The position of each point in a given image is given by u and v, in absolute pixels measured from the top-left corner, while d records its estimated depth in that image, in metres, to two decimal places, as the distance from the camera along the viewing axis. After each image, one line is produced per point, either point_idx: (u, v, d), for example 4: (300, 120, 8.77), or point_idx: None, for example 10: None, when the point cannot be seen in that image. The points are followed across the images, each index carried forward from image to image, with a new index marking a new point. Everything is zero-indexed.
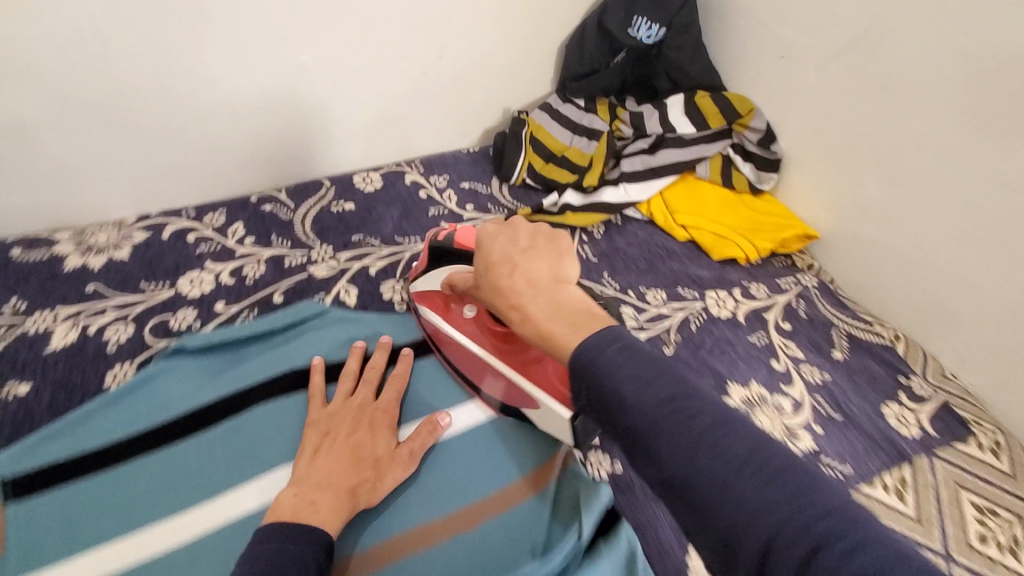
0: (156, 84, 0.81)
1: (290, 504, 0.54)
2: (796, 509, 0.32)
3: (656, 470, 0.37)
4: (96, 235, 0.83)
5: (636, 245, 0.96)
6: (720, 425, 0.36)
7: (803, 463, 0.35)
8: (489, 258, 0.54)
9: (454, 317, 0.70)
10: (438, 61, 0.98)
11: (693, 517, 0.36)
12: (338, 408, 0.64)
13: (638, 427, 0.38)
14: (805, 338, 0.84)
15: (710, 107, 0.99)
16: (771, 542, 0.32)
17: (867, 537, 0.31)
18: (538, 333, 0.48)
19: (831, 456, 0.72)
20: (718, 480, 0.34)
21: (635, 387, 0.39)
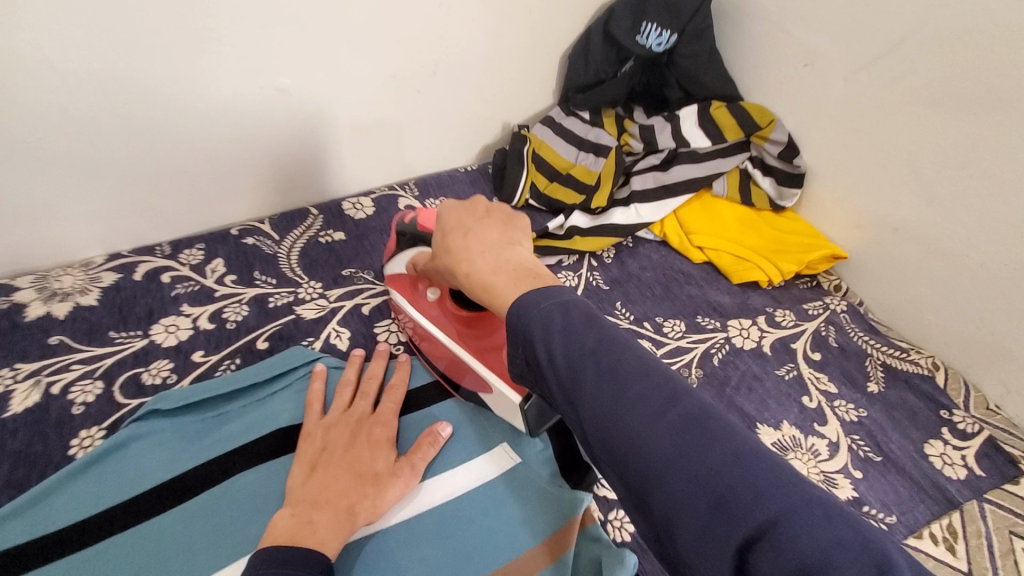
0: (121, 114, 0.73)
1: (286, 524, 0.51)
2: (695, 449, 0.35)
3: (580, 421, 0.40)
4: (61, 279, 0.76)
5: (649, 268, 0.89)
6: (637, 374, 0.39)
7: (714, 415, 0.37)
8: (445, 226, 0.56)
9: (419, 299, 0.70)
10: (432, 77, 0.91)
11: (608, 459, 0.38)
12: (334, 421, 0.62)
13: (564, 378, 0.40)
14: (836, 368, 0.78)
15: (726, 120, 0.93)
16: (668, 476, 0.34)
17: (754, 471, 0.33)
18: (480, 286, 0.50)
19: (874, 505, 0.64)
20: (635, 432, 0.36)
21: (564, 339, 0.41)
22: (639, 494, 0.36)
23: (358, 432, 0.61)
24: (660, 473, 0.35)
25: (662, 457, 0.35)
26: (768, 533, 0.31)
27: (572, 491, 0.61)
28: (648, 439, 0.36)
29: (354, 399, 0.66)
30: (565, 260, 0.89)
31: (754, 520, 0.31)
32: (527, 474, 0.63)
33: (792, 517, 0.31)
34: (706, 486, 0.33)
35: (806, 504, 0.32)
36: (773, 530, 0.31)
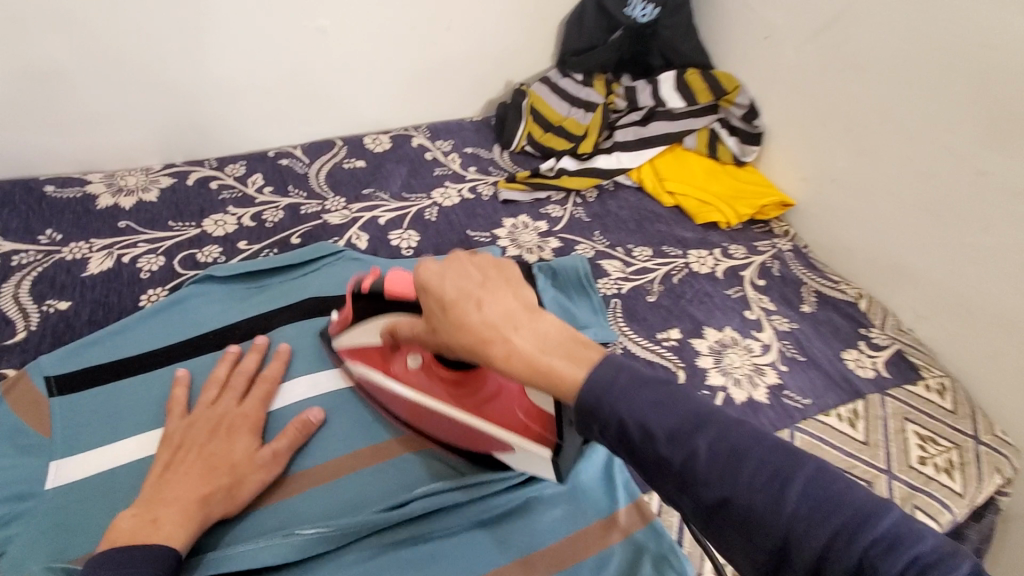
0: (188, 38, 0.88)
1: (129, 524, 0.51)
2: (828, 509, 0.35)
3: (694, 498, 0.39)
4: (126, 179, 0.89)
5: (627, 208, 1.03)
6: (744, 440, 0.39)
7: (825, 466, 0.37)
8: (442, 295, 0.48)
9: (396, 369, 0.66)
10: (447, 32, 1.06)
11: (733, 532, 0.38)
12: (197, 417, 0.61)
13: (672, 462, 0.39)
14: (776, 293, 0.92)
15: (698, 85, 1.07)
16: (807, 541, 0.35)
17: (889, 521, 0.34)
18: (530, 369, 0.44)
19: (793, 390, 0.79)
20: (762, 501, 0.36)
21: (660, 419, 0.40)
22: (778, 567, 0.36)
23: (220, 425, 0.60)
24: (799, 544, 0.35)
25: (797, 524, 0.35)
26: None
27: None
28: (778, 510, 0.36)
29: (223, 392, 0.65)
30: (553, 197, 1.03)
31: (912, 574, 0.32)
32: None
33: (942, 563, 0.32)
34: (851, 551, 0.34)
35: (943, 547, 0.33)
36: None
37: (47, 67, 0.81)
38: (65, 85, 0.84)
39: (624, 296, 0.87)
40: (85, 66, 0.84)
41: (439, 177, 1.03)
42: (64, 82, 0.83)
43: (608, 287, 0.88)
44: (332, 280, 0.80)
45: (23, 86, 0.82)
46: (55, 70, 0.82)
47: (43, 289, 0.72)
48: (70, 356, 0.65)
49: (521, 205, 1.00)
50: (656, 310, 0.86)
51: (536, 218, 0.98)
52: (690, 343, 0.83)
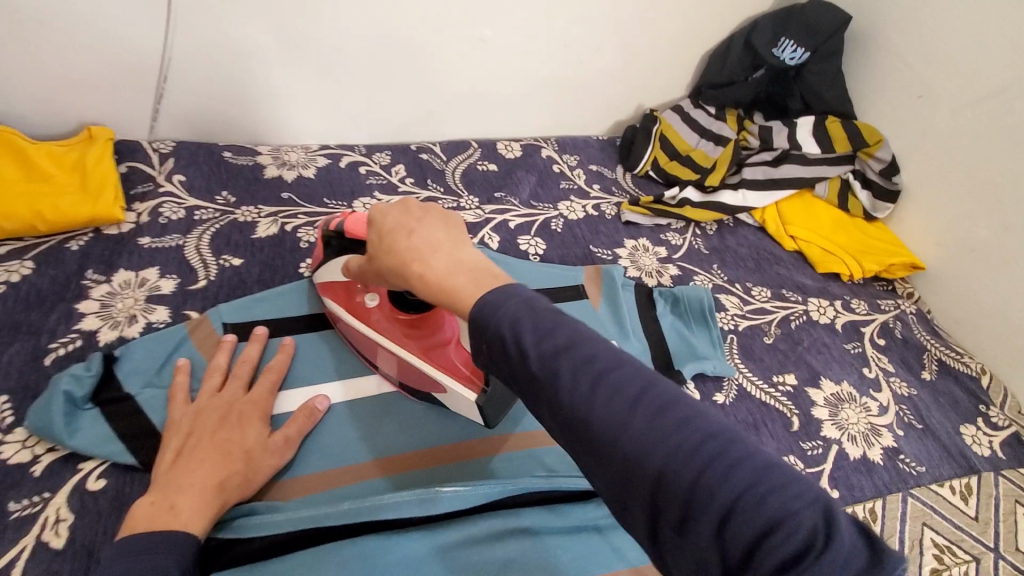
0: (365, 34, 0.95)
1: (146, 511, 0.50)
2: (674, 435, 0.33)
3: (557, 419, 0.37)
4: (289, 154, 0.97)
5: (746, 246, 1.03)
6: (611, 365, 0.36)
7: (687, 397, 0.35)
8: (382, 226, 0.50)
9: (356, 305, 0.71)
10: (594, 53, 1.11)
11: (590, 455, 0.35)
12: (203, 405, 0.60)
13: (539, 382, 0.37)
14: (896, 354, 0.91)
15: (839, 132, 1.07)
16: (651, 463, 0.32)
17: (738, 455, 0.32)
18: (438, 290, 0.44)
19: (909, 456, 0.78)
20: (614, 421, 0.34)
21: (534, 336, 0.38)
22: (623, 493, 0.34)
23: (229, 411, 0.60)
24: (647, 465, 0.33)
25: (644, 446, 0.33)
26: (751, 506, 0.30)
27: None
28: (627, 431, 0.34)
29: (226, 382, 0.64)
30: (673, 224, 1.04)
31: (742, 497, 0.30)
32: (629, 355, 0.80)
33: (776, 491, 0.30)
34: (696, 475, 0.31)
35: (780, 476, 0.31)
36: (757, 505, 0.30)
37: (246, 45, 0.90)
38: (257, 62, 0.92)
39: (741, 333, 0.88)
40: (275, 50, 0.92)
41: (565, 189, 1.06)
42: (251, 61, 0.92)
43: (726, 322, 0.89)
44: None
45: (222, 60, 0.90)
46: (249, 49, 0.90)
47: (220, 245, 0.80)
48: (244, 309, 0.73)
49: (642, 229, 1.02)
50: (772, 352, 0.86)
51: (656, 243, 1.00)
52: (806, 391, 0.82)
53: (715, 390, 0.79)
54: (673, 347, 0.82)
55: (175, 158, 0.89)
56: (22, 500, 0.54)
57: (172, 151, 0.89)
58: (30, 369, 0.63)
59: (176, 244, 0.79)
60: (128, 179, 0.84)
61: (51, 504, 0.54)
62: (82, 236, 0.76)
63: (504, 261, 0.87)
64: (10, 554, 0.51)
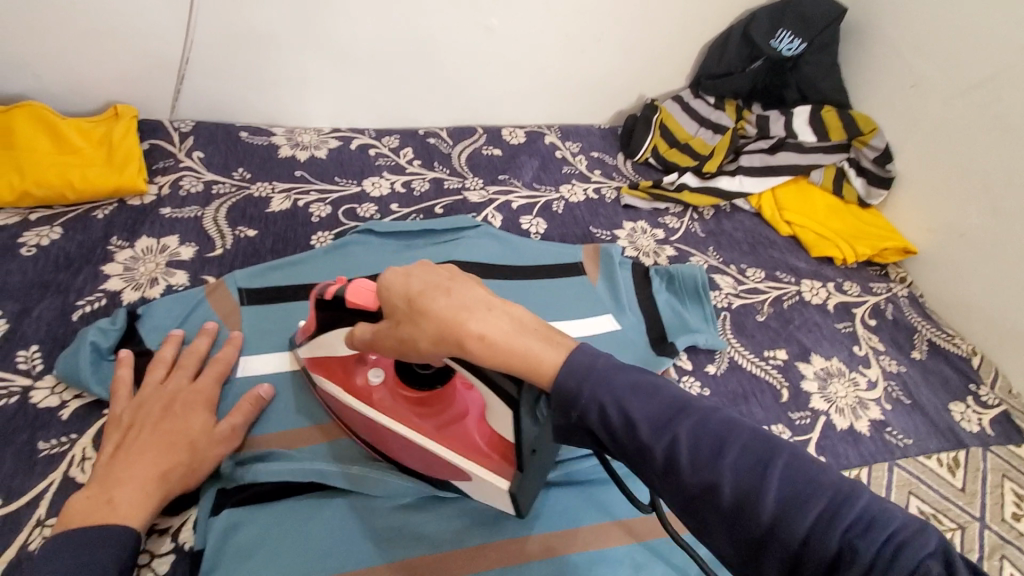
0: (377, 22, 0.99)
1: (82, 506, 0.50)
2: (800, 494, 0.36)
3: (679, 486, 0.40)
4: (303, 136, 1.01)
5: (742, 230, 1.06)
6: (722, 428, 0.40)
7: (799, 454, 0.38)
8: (408, 291, 0.48)
9: (353, 384, 0.62)
10: (597, 43, 1.14)
11: (719, 521, 0.38)
12: (146, 397, 0.59)
13: (655, 452, 0.40)
14: (887, 334, 0.94)
15: (834, 121, 1.11)
16: (789, 522, 0.36)
17: (863, 507, 0.35)
18: (508, 351, 0.45)
19: (896, 429, 0.81)
20: (741, 488, 0.37)
21: (643, 408, 0.41)
22: (758, 556, 0.37)
23: (172, 402, 0.59)
24: (783, 525, 0.36)
25: (776, 507, 0.36)
26: (888, 555, 0.33)
27: (655, 356, 0.80)
28: (756, 493, 0.37)
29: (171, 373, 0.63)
30: (671, 208, 1.07)
31: (881, 549, 0.34)
32: (625, 328, 0.83)
33: (901, 537, 0.34)
34: (830, 534, 0.35)
35: (902, 523, 0.34)
36: (891, 552, 0.33)
37: (263, 30, 0.94)
38: (275, 49, 0.97)
39: (734, 310, 0.91)
40: (291, 36, 0.96)
41: (566, 174, 1.09)
42: (269, 46, 0.96)
43: (719, 300, 0.91)
44: (472, 251, 0.87)
45: (242, 45, 0.95)
46: (268, 35, 0.95)
47: (236, 217, 0.85)
48: (259, 275, 0.76)
49: (640, 212, 1.05)
50: (765, 329, 0.89)
51: (654, 225, 1.03)
52: (796, 365, 0.85)
53: (708, 362, 0.82)
54: (665, 321, 0.85)
55: (194, 137, 0.93)
56: (51, 439, 0.58)
57: (192, 130, 0.94)
58: (58, 324, 0.67)
59: (194, 215, 0.83)
60: (150, 156, 0.89)
61: (78, 444, 0.58)
62: (107, 206, 0.81)
63: (506, 238, 0.91)
64: (40, 487, 0.55)
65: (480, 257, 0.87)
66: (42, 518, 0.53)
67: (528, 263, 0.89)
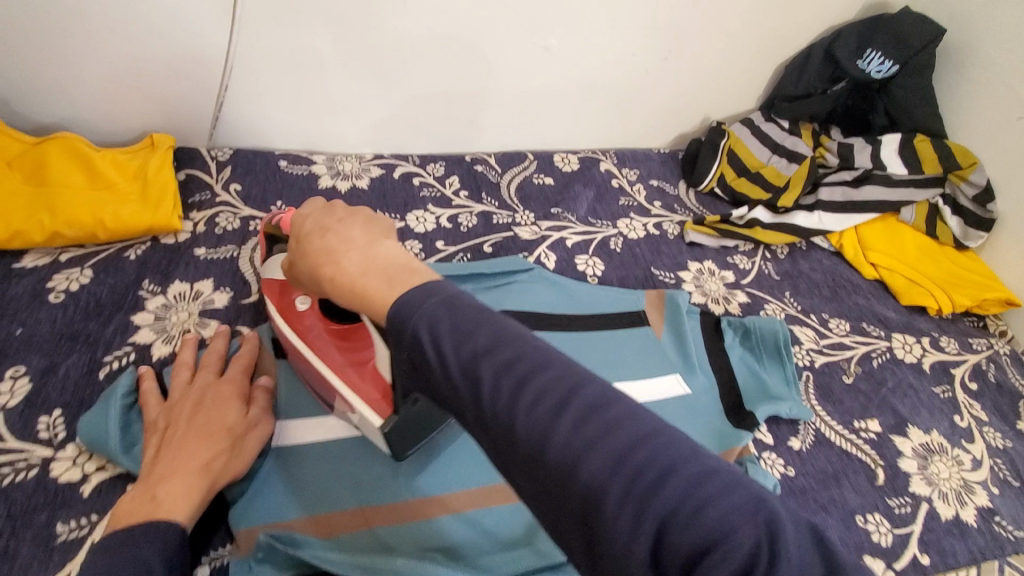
0: (426, 42, 0.92)
1: (129, 505, 0.48)
2: (603, 440, 0.30)
3: (485, 431, 0.34)
4: (344, 164, 0.95)
5: (820, 272, 0.96)
6: (537, 363, 0.34)
7: (619, 396, 0.33)
8: (300, 229, 0.49)
9: (287, 308, 0.65)
10: (660, 62, 1.05)
11: (519, 470, 0.33)
12: (176, 398, 0.58)
13: (461, 390, 0.35)
14: (989, 401, 0.83)
15: (926, 151, 0.98)
16: (589, 478, 0.29)
17: (667, 454, 0.30)
18: (351, 292, 0.42)
19: (1007, 519, 0.71)
20: (537, 433, 0.31)
21: (454, 342, 0.35)
22: (553, 508, 0.31)
23: (204, 397, 0.58)
24: (577, 478, 0.30)
25: (569, 456, 0.30)
26: (687, 519, 0.28)
27: (733, 427, 0.70)
28: (552, 441, 0.31)
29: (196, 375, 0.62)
30: (740, 246, 0.97)
31: (676, 510, 0.28)
32: (700, 392, 0.74)
33: (708, 498, 0.28)
34: (616, 488, 0.29)
35: (717, 482, 0.29)
36: (691, 517, 0.28)
37: (306, 54, 0.88)
38: (319, 72, 0.90)
39: (818, 370, 0.81)
40: (336, 59, 0.90)
41: (624, 206, 1.00)
42: (313, 69, 0.90)
43: (801, 357, 0.82)
44: (524, 298, 0.79)
45: (284, 68, 0.89)
46: (313, 58, 0.89)
47: None
48: None
49: (706, 250, 0.96)
50: (853, 394, 0.79)
51: (722, 266, 0.94)
52: (891, 440, 0.75)
53: (793, 435, 0.73)
54: (743, 384, 0.76)
55: (232, 166, 0.88)
56: (70, 522, 0.53)
57: (229, 159, 0.89)
58: (84, 383, 0.62)
59: (230, 255, 0.77)
60: (186, 187, 0.84)
61: (97, 527, 0.53)
62: (140, 245, 0.76)
63: (564, 283, 0.83)
64: None
65: (535, 304, 0.79)
66: None
67: (591, 312, 0.80)
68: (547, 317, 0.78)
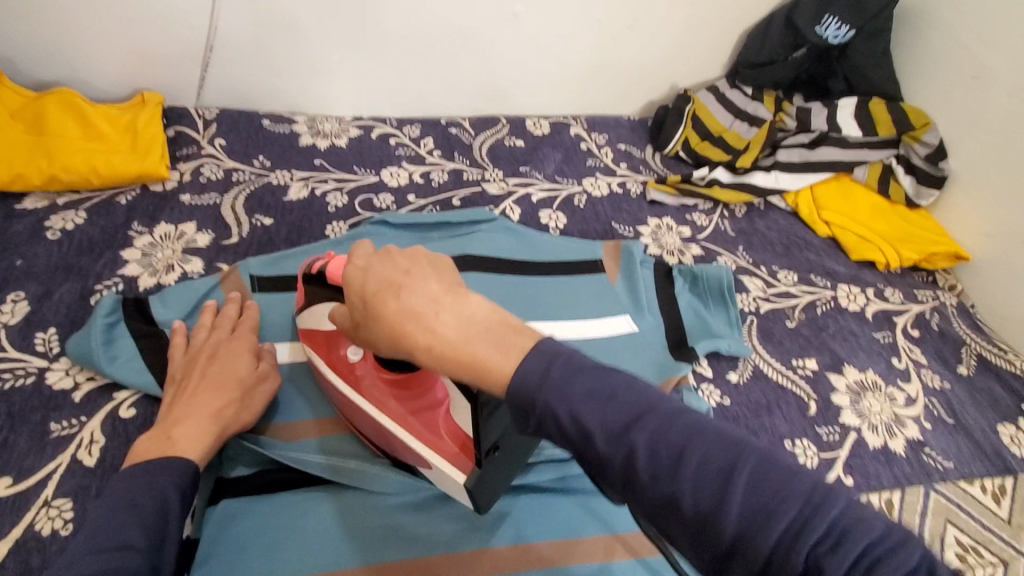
0: (398, 10, 0.97)
1: (147, 445, 0.54)
2: (769, 505, 0.32)
3: (643, 500, 0.35)
4: (324, 124, 1.01)
5: (776, 229, 1.00)
6: (685, 431, 0.35)
7: (772, 455, 0.34)
8: (364, 290, 0.45)
9: (338, 363, 0.61)
10: (629, 29, 1.09)
11: (681, 535, 0.34)
12: (194, 352, 0.62)
13: (614, 462, 0.36)
14: (931, 347, 0.87)
15: (883, 115, 1.03)
16: (764, 546, 0.31)
17: (832, 509, 0.31)
18: (454, 359, 0.41)
19: (936, 450, 0.75)
20: (706, 502, 0.33)
21: (597, 410, 0.37)
22: (726, 570, 0.33)
23: (218, 352, 0.62)
24: (750, 544, 0.31)
25: (741, 527, 0.32)
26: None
27: (674, 361, 0.76)
28: (720, 507, 0.33)
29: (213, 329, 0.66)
30: (700, 205, 1.02)
31: (858, 569, 0.29)
32: (646, 333, 0.79)
33: (891, 549, 0.30)
34: (796, 551, 0.31)
35: (891, 531, 0.30)
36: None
37: (285, 16, 0.93)
38: (298, 35, 0.96)
39: (763, 315, 0.86)
40: (313, 22, 0.95)
41: (590, 167, 1.05)
42: (291, 31, 0.95)
43: (747, 304, 0.87)
44: (486, 245, 0.85)
45: (265, 31, 0.94)
46: (293, 21, 0.94)
47: (253, 205, 0.85)
48: (271, 264, 0.75)
49: (666, 208, 1.01)
50: (794, 336, 0.84)
51: (680, 222, 0.99)
52: (827, 377, 0.80)
53: (732, 372, 0.78)
54: (688, 324, 0.81)
55: (218, 124, 0.94)
56: (62, 421, 0.59)
57: (215, 117, 0.95)
58: (77, 307, 0.68)
59: (213, 202, 0.84)
60: (174, 142, 0.90)
61: (85, 426, 0.59)
62: (131, 192, 0.82)
63: (525, 233, 0.88)
64: (48, 467, 0.56)
65: (496, 251, 0.85)
66: (48, 500, 0.54)
67: (549, 261, 0.86)
68: (508, 262, 0.84)
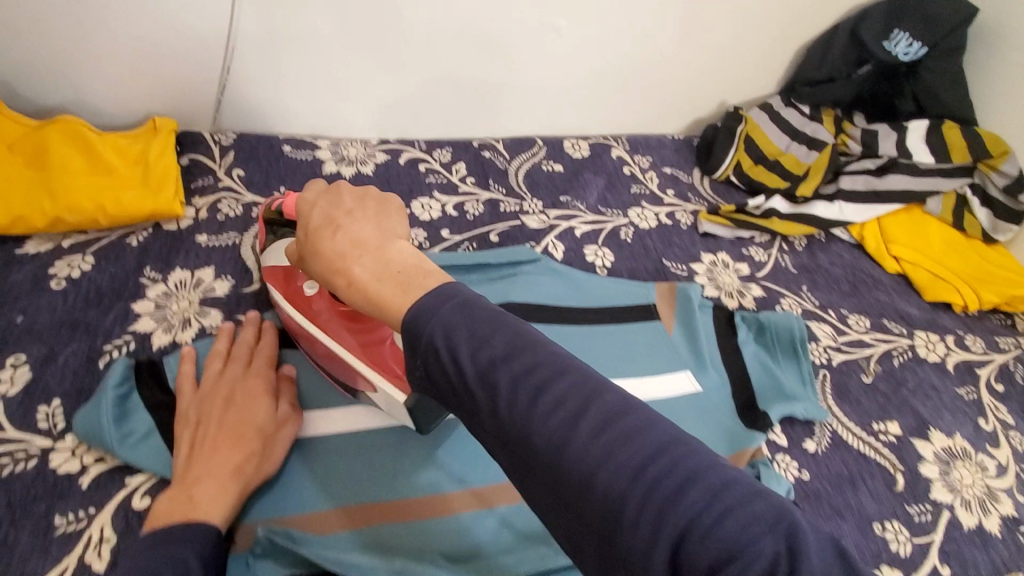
0: (429, 26, 0.89)
1: (166, 507, 0.49)
2: (619, 450, 0.32)
3: (501, 438, 0.35)
4: (349, 149, 0.93)
5: (840, 265, 0.92)
6: (554, 372, 0.35)
7: (636, 408, 0.34)
8: (306, 223, 0.48)
9: (295, 295, 0.64)
10: (678, 43, 1.01)
11: (534, 476, 0.34)
12: (206, 391, 0.57)
13: (480, 400, 0.36)
14: (1018, 404, 0.79)
15: (955, 138, 0.93)
16: (609, 492, 0.31)
17: (677, 457, 0.32)
18: (366, 300, 0.42)
19: None
20: (557, 443, 0.33)
21: (471, 349, 0.36)
22: (570, 511, 0.33)
23: (234, 393, 0.57)
24: (594, 485, 0.32)
25: (585, 466, 0.32)
26: (702, 531, 0.30)
27: (746, 429, 0.68)
28: (569, 450, 0.33)
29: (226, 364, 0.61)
30: (757, 237, 0.94)
31: (695, 515, 0.30)
32: (711, 393, 0.71)
33: (729, 501, 0.30)
34: (633, 493, 0.31)
35: (731, 486, 0.31)
36: (708, 528, 0.30)
37: (306, 32, 0.85)
38: (320, 52, 0.88)
39: (835, 368, 0.78)
40: (338, 39, 0.87)
41: (635, 195, 0.97)
42: (314, 49, 0.87)
43: (817, 355, 0.79)
44: (531, 291, 0.77)
45: (285, 48, 0.86)
46: (316, 38, 0.86)
47: None
48: None
49: (721, 241, 0.93)
50: (871, 394, 0.76)
51: (737, 258, 0.90)
52: (911, 443, 0.72)
53: (807, 438, 0.71)
54: (756, 381, 0.74)
55: (235, 151, 0.86)
56: (68, 514, 0.52)
57: (232, 144, 0.87)
58: (84, 372, 0.61)
59: (232, 242, 0.76)
60: (188, 173, 0.82)
61: (95, 521, 0.53)
62: (142, 231, 0.75)
63: (571, 274, 0.81)
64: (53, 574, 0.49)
65: (543, 298, 0.77)
66: None
67: (600, 306, 0.78)
68: (556, 310, 0.76)
